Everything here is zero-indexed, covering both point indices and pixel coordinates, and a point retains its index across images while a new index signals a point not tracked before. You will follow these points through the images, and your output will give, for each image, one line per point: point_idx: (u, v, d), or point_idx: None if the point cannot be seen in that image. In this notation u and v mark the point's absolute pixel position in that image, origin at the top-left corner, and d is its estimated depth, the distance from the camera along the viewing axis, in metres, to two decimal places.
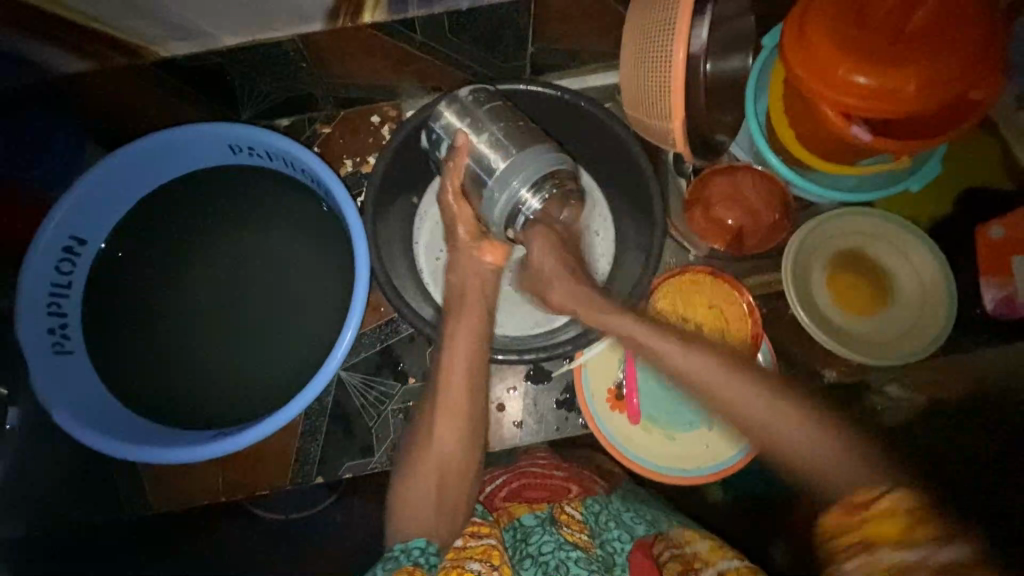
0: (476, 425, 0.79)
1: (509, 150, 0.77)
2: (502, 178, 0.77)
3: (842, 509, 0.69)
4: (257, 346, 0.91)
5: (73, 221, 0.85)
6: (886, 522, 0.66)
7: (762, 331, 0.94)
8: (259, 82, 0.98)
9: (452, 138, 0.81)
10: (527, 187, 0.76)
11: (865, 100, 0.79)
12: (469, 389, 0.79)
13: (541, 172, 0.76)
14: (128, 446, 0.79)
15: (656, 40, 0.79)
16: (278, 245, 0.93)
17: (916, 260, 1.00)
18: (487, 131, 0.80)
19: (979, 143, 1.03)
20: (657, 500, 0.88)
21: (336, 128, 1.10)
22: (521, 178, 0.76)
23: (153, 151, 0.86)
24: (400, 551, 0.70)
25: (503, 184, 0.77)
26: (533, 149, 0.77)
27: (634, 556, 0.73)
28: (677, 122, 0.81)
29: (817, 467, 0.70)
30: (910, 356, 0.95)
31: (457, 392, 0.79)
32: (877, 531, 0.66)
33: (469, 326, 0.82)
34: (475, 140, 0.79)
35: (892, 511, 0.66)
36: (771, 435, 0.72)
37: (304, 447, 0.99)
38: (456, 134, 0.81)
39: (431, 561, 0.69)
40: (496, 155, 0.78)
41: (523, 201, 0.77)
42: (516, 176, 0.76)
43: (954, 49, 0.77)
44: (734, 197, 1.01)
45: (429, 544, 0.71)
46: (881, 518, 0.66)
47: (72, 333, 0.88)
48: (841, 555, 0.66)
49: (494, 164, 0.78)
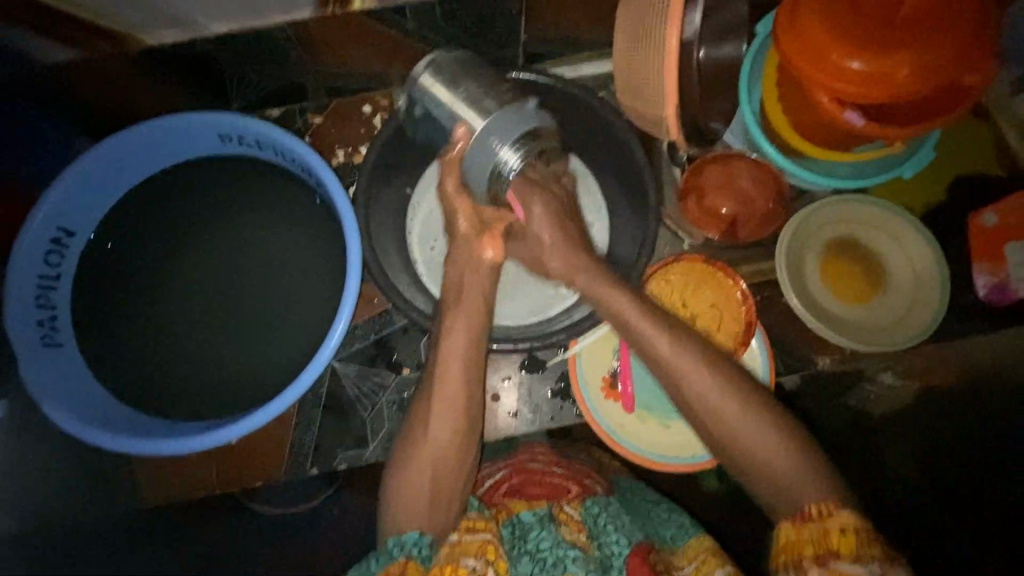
0: (469, 423, 0.78)
1: (485, 108, 0.75)
2: (481, 143, 0.74)
3: (788, 521, 0.67)
4: (249, 337, 0.90)
5: (60, 213, 0.84)
6: (840, 538, 0.62)
7: (756, 318, 0.95)
8: (249, 72, 0.97)
9: (443, 107, 0.77)
10: (505, 147, 0.73)
11: (859, 85, 0.78)
12: (452, 393, 0.78)
13: (518, 133, 0.73)
14: (117, 439, 0.79)
15: (649, 26, 0.79)
16: (269, 236, 0.92)
17: (907, 245, 1.00)
18: (464, 89, 0.77)
19: (973, 129, 1.03)
20: (649, 493, 0.90)
21: (326, 118, 1.07)
22: (500, 137, 0.73)
23: (140, 141, 0.85)
24: (395, 545, 0.71)
25: (488, 152, 0.73)
26: (506, 108, 0.74)
27: (633, 560, 0.72)
28: (671, 109, 0.80)
29: (767, 475, 0.70)
30: (908, 342, 0.96)
31: (451, 388, 0.78)
32: (830, 547, 0.62)
33: (468, 321, 0.81)
34: (456, 103, 0.76)
35: (842, 527, 0.63)
36: (737, 435, 0.71)
37: (298, 438, 0.99)
38: (440, 99, 0.78)
39: (424, 553, 0.70)
40: (474, 114, 0.75)
41: (503, 161, 0.73)
42: (493, 135, 0.73)
43: (946, 35, 0.77)
44: (729, 187, 1.00)
45: (424, 535, 0.71)
46: (841, 531, 0.62)
47: (62, 325, 0.87)
48: (803, 564, 0.62)
49: (473, 124, 0.74)
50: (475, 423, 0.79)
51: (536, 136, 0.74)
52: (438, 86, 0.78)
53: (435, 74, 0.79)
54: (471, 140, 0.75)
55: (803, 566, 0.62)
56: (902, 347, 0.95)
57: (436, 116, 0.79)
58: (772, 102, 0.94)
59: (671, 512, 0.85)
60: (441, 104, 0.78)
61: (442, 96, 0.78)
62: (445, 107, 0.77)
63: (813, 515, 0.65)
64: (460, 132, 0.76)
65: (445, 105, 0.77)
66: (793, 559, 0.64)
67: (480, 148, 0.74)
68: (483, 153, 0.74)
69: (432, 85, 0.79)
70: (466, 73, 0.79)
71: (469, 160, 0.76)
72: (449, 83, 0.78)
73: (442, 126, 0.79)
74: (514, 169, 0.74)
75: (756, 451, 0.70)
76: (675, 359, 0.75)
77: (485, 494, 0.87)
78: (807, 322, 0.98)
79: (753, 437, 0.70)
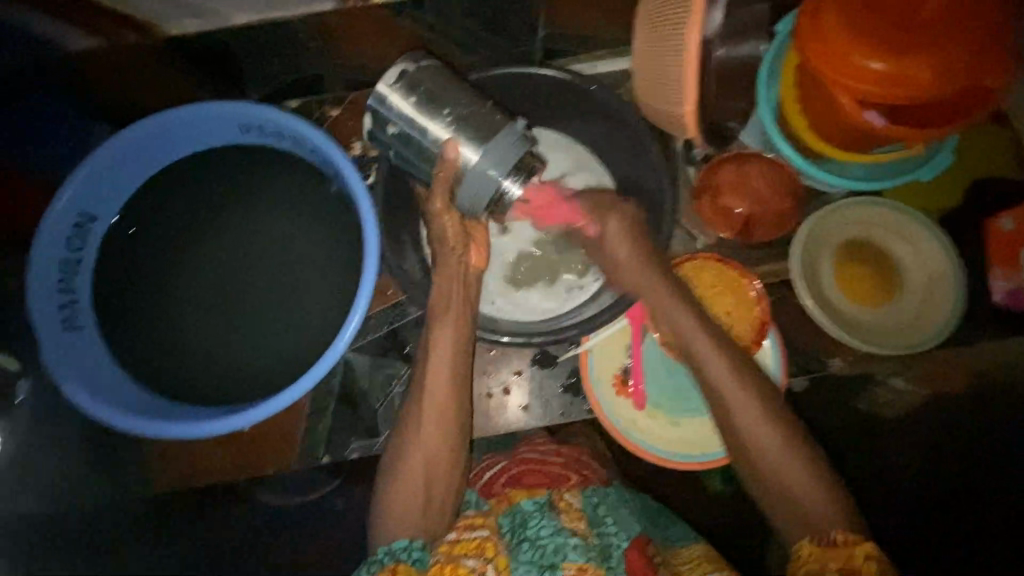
0: (459, 417, 0.79)
1: (476, 134, 0.77)
2: (478, 173, 0.76)
3: (810, 541, 0.70)
4: (264, 325, 0.91)
5: (83, 199, 0.85)
6: (862, 561, 0.66)
7: (769, 318, 0.96)
8: (269, 62, 0.99)
9: (427, 125, 0.78)
10: (507, 175, 0.77)
11: (878, 86, 0.78)
12: (453, 386, 0.80)
13: (516, 158, 0.77)
14: (133, 421, 0.80)
15: (670, 23, 0.78)
16: (285, 225, 0.93)
17: (920, 245, 1.00)
18: (449, 110, 0.78)
19: (992, 133, 1.02)
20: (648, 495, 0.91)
21: (346, 110, 1.04)
22: (499, 168, 0.76)
23: (163, 129, 0.86)
24: (385, 553, 0.70)
25: (488, 181, 0.76)
26: (500, 137, 0.76)
27: (632, 555, 0.74)
28: (689, 107, 0.79)
29: (787, 495, 0.74)
30: (925, 343, 0.95)
31: (439, 388, 0.79)
32: (852, 565, 0.66)
33: (451, 330, 0.82)
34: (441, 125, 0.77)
35: (867, 552, 0.66)
36: (767, 455, 0.76)
37: (311, 427, 1.00)
38: (420, 117, 0.78)
39: (415, 556, 0.70)
40: (467, 141, 0.77)
41: (505, 187, 0.77)
42: (495, 164, 0.76)
43: (971, 36, 0.76)
44: (743, 185, 0.99)
45: (414, 541, 0.71)
46: (866, 556, 0.66)
47: (82, 309, 0.88)
48: None
49: (468, 152, 0.76)
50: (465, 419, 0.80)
51: (523, 161, 0.78)
52: (414, 104, 0.78)
53: (408, 91, 0.78)
54: (466, 163, 0.76)
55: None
56: (918, 349, 0.95)
57: (412, 131, 0.79)
58: (790, 100, 0.94)
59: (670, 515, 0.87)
60: (420, 122, 0.78)
61: (420, 116, 0.78)
62: (425, 125, 0.78)
63: (838, 542, 0.69)
64: (451, 151, 0.76)
65: (426, 125, 0.78)
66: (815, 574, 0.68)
67: (479, 174, 0.76)
68: (481, 179, 0.76)
69: (407, 101, 0.78)
70: (443, 89, 0.79)
71: (462, 179, 0.77)
72: (426, 103, 0.78)
73: (420, 143, 0.79)
74: (513, 195, 0.78)
75: (784, 471, 0.75)
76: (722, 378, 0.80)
77: (485, 487, 0.85)
78: (822, 325, 0.98)
79: (770, 454, 0.75)
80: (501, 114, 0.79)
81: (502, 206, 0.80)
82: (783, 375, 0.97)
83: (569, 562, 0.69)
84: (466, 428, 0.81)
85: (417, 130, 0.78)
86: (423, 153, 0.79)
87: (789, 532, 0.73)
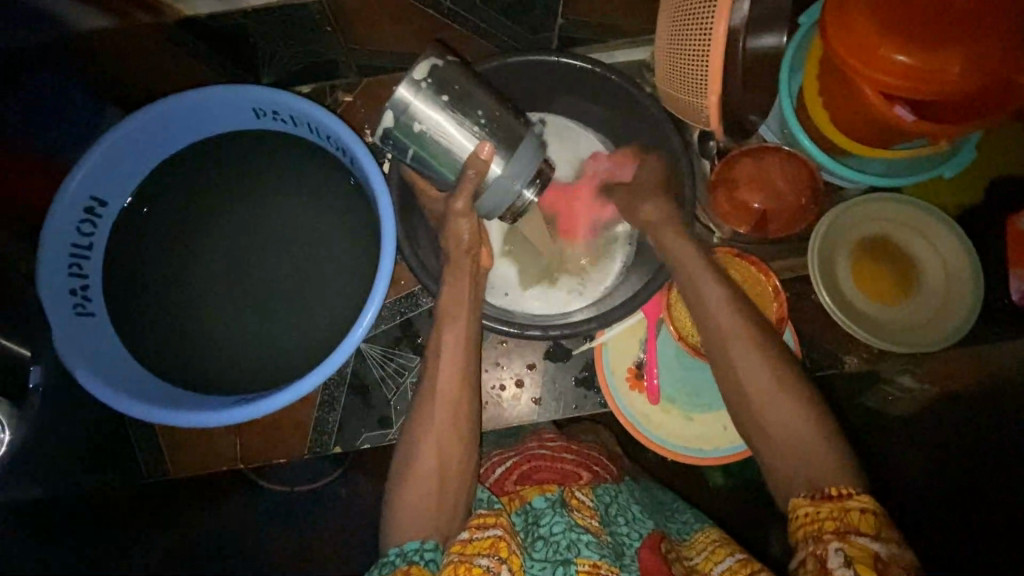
0: (470, 408, 0.80)
1: (508, 141, 0.78)
2: (507, 182, 0.79)
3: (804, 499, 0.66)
4: (280, 315, 0.90)
5: (94, 183, 0.84)
6: (859, 515, 0.62)
7: (787, 314, 0.94)
8: (282, 46, 0.97)
9: (463, 129, 0.77)
10: (529, 187, 0.82)
11: (904, 80, 0.77)
12: (462, 381, 0.80)
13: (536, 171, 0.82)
14: (146, 408, 0.79)
15: (695, 13, 0.77)
16: (300, 213, 0.91)
17: (939, 244, 0.99)
18: (482, 113, 0.78)
19: (1015, 129, 1.01)
20: (656, 487, 0.93)
21: (358, 97, 1.07)
22: (525, 181, 0.80)
23: (176, 112, 0.84)
24: (397, 554, 0.68)
25: (511, 192, 0.80)
26: (523, 147, 0.79)
27: (643, 553, 0.73)
28: (713, 97, 0.78)
29: (786, 458, 0.70)
30: (943, 342, 0.94)
31: (448, 381, 0.80)
32: (849, 522, 0.61)
33: (463, 324, 0.83)
34: (477, 131, 0.77)
35: (862, 505, 0.62)
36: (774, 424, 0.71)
37: (322, 417, 0.99)
38: (455, 119, 0.76)
39: (427, 557, 0.68)
40: (502, 150, 0.78)
41: (525, 197, 0.82)
42: (524, 177, 0.80)
43: (997, 32, 0.76)
44: (761, 180, 0.98)
45: (426, 542, 0.70)
46: (860, 509, 0.62)
47: (93, 295, 0.87)
48: (823, 536, 0.61)
49: (503, 162, 0.78)
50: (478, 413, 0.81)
51: (541, 171, 0.83)
52: (445, 105, 0.76)
53: (439, 90, 0.75)
54: (495, 172, 0.78)
55: (824, 540, 0.61)
56: (935, 348, 0.94)
57: (439, 132, 0.76)
58: (812, 94, 0.93)
59: (683, 509, 0.86)
60: (450, 124, 0.76)
61: (451, 117, 0.76)
62: (455, 128, 0.76)
63: (832, 495, 0.64)
64: (485, 152, 0.76)
65: (457, 128, 0.76)
66: (813, 536, 0.62)
67: (505, 185, 0.79)
68: (507, 190, 0.80)
69: (443, 100, 0.75)
70: (474, 89, 0.77)
71: (487, 184, 0.79)
72: (456, 103, 0.76)
73: (446, 145, 0.77)
74: (527, 201, 0.83)
75: (796, 445, 0.70)
76: (734, 349, 0.75)
77: (496, 485, 0.85)
78: (839, 321, 0.97)
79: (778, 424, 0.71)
80: (517, 118, 0.80)
81: (515, 209, 0.84)
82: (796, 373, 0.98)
83: (583, 558, 0.68)
84: (476, 422, 0.81)
85: (445, 132, 0.76)
86: (444, 155, 0.78)
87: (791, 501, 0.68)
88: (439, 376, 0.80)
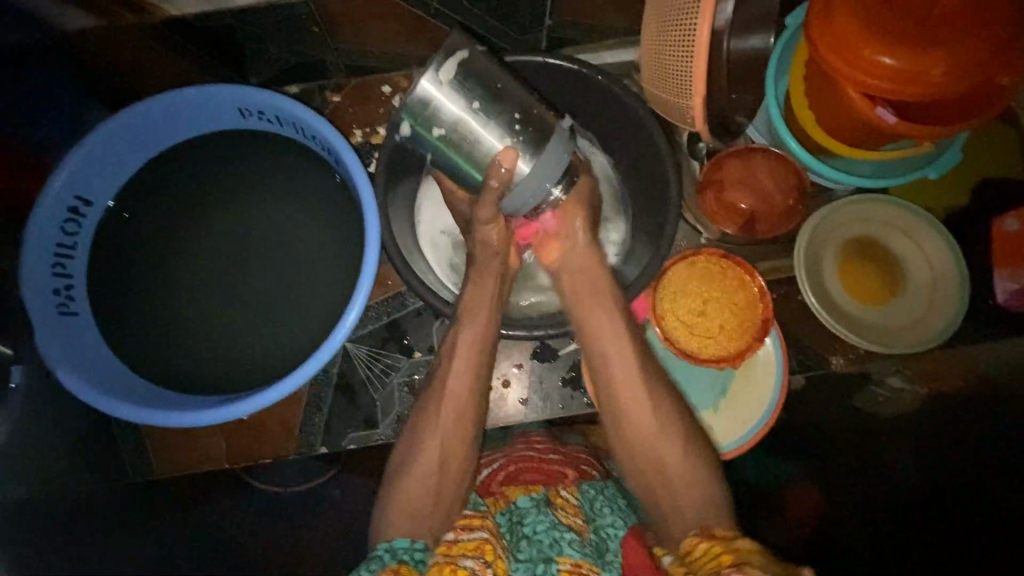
0: (478, 415, 0.80)
1: (536, 140, 0.73)
2: (533, 185, 0.75)
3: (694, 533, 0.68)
4: (267, 314, 0.90)
5: (79, 182, 0.84)
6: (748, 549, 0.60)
7: (772, 316, 0.94)
8: (269, 46, 0.97)
9: (494, 130, 0.72)
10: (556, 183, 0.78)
11: (889, 81, 0.77)
12: (472, 382, 0.80)
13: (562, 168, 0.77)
14: (126, 406, 0.79)
15: (681, 15, 0.76)
16: (283, 213, 0.91)
17: (922, 241, 1.00)
18: (517, 112, 0.73)
19: (1000, 129, 1.01)
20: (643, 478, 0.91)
21: (346, 98, 1.07)
22: (550, 180, 0.76)
23: (164, 111, 0.85)
24: (385, 550, 0.68)
25: (538, 191, 0.76)
26: (553, 143, 0.74)
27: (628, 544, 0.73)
28: (697, 99, 0.77)
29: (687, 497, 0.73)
30: (933, 341, 0.94)
31: (458, 377, 0.80)
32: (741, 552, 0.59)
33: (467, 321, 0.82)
34: (508, 133, 0.72)
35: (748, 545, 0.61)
36: None
37: (308, 418, 0.99)
38: (484, 117, 0.72)
39: (416, 557, 0.68)
40: (532, 151, 0.73)
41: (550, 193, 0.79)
42: (549, 177, 0.75)
43: (986, 31, 0.75)
44: (748, 181, 0.98)
45: (415, 542, 0.69)
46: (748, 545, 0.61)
47: (77, 295, 0.87)
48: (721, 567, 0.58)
49: (531, 162, 0.73)
50: (482, 415, 0.81)
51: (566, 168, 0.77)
52: (473, 109, 0.71)
53: (466, 93, 0.71)
54: (521, 172, 0.73)
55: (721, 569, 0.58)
56: (925, 347, 0.94)
57: (466, 133, 0.72)
58: (798, 95, 0.93)
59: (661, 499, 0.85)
60: (476, 126, 0.71)
61: (476, 120, 0.71)
62: (480, 130, 0.72)
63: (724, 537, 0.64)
64: (510, 157, 0.72)
65: (490, 128, 0.72)
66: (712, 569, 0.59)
67: (534, 185, 0.75)
68: (534, 192, 0.75)
69: (472, 101, 0.71)
70: (506, 89, 0.73)
71: (513, 187, 0.75)
72: (487, 105, 0.72)
73: (469, 147, 0.73)
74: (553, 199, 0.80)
75: None
76: (631, 414, 0.78)
77: (481, 485, 0.83)
78: (826, 323, 0.97)
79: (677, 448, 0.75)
80: (549, 113, 0.76)
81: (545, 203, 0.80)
82: (786, 374, 0.97)
83: (564, 557, 0.68)
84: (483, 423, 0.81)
85: (470, 133, 0.72)
86: (469, 156, 0.73)
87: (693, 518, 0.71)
88: (449, 378, 0.80)
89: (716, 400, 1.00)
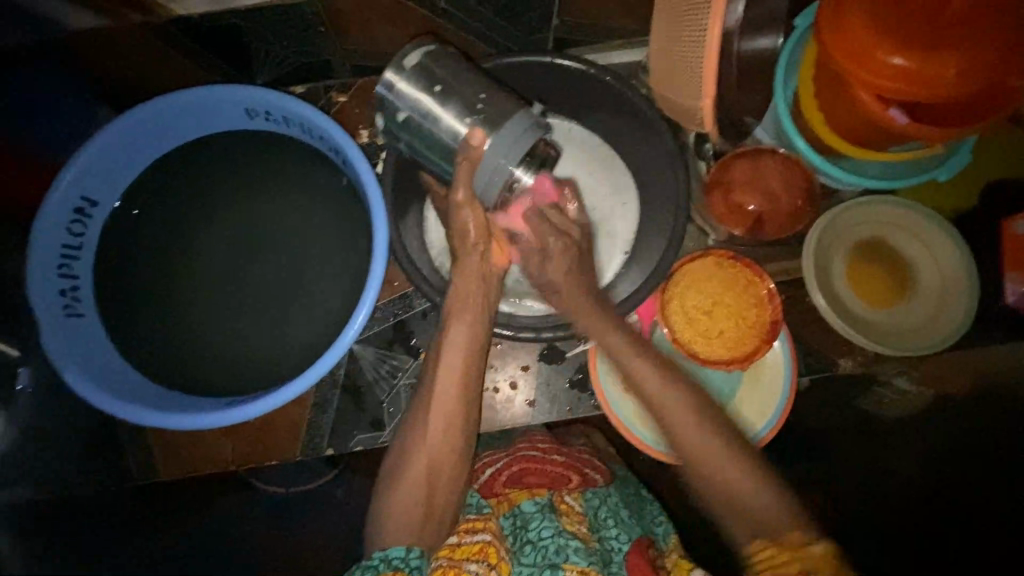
0: (468, 416, 0.78)
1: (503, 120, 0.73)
2: (496, 161, 0.71)
3: (761, 538, 0.69)
4: (274, 315, 0.89)
5: (86, 183, 0.84)
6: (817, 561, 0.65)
7: (781, 318, 0.93)
8: (274, 46, 0.96)
9: (453, 110, 0.74)
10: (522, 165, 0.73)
11: (900, 82, 0.76)
12: (462, 386, 0.79)
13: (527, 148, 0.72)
14: (129, 407, 0.79)
15: (691, 15, 0.75)
16: (291, 212, 0.91)
17: (931, 242, 0.99)
18: (483, 96, 0.74)
19: (1012, 131, 1.00)
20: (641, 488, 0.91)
21: (352, 97, 1.05)
22: (511, 158, 0.71)
23: (170, 111, 0.84)
24: (380, 559, 0.68)
25: (502, 171, 0.72)
26: (518, 122, 0.72)
27: (632, 558, 0.72)
28: (709, 101, 0.75)
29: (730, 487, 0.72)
30: (943, 342, 0.94)
31: (450, 384, 0.78)
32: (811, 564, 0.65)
33: (467, 326, 0.81)
34: (468, 113, 0.73)
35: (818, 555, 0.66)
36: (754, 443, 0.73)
37: (315, 419, 0.99)
38: (442, 100, 0.74)
39: (413, 565, 0.68)
40: (493, 127, 0.72)
41: (517, 177, 0.73)
42: (512, 153, 0.71)
43: (996, 35, 0.76)
44: (757, 182, 0.98)
45: (411, 550, 0.69)
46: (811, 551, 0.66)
47: (83, 296, 0.87)
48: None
49: (490, 138, 0.71)
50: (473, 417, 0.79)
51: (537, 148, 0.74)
52: (434, 93, 0.74)
53: (427, 81, 0.74)
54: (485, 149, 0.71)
55: None
56: (935, 349, 0.94)
57: (427, 116, 0.74)
58: (807, 96, 0.93)
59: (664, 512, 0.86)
60: (435, 108, 0.74)
61: (434, 102, 0.74)
62: (440, 112, 0.74)
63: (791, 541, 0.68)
64: (475, 135, 0.71)
65: (449, 112, 0.74)
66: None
67: (497, 161, 0.71)
68: (498, 170, 0.72)
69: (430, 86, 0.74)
70: (468, 76, 0.75)
71: (478, 169, 0.72)
72: (449, 91, 0.74)
73: (432, 129, 0.74)
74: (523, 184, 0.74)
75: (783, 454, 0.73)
76: None
77: (483, 487, 0.83)
78: (834, 325, 0.97)
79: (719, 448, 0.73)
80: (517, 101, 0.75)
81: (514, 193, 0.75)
82: (793, 379, 0.97)
83: (570, 564, 0.68)
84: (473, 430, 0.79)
85: (430, 116, 0.74)
86: (432, 140, 0.75)
87: (745, 526, 0.71)
88: (436, 385, 0.78)
89: (724, 403, 0.99)
